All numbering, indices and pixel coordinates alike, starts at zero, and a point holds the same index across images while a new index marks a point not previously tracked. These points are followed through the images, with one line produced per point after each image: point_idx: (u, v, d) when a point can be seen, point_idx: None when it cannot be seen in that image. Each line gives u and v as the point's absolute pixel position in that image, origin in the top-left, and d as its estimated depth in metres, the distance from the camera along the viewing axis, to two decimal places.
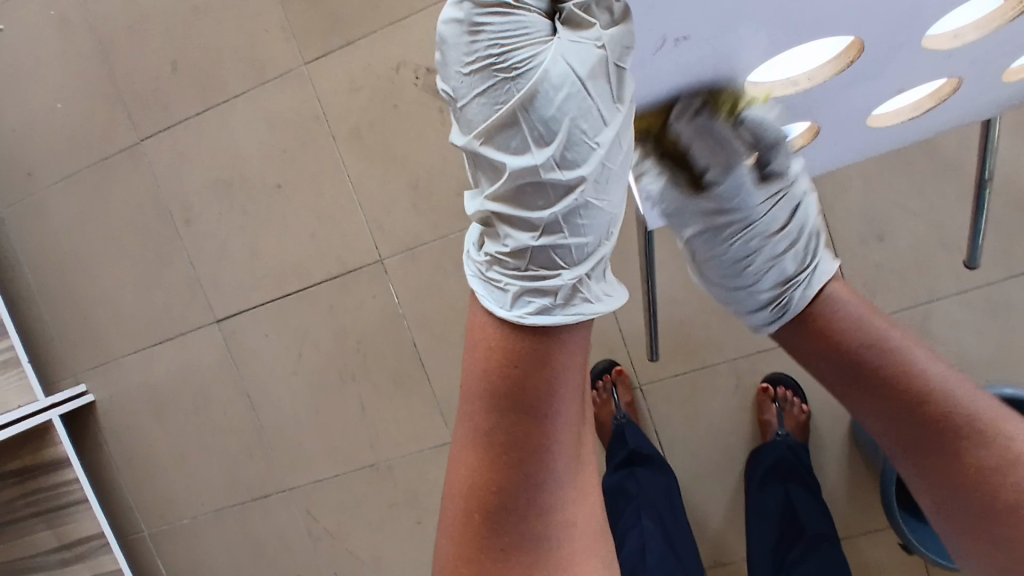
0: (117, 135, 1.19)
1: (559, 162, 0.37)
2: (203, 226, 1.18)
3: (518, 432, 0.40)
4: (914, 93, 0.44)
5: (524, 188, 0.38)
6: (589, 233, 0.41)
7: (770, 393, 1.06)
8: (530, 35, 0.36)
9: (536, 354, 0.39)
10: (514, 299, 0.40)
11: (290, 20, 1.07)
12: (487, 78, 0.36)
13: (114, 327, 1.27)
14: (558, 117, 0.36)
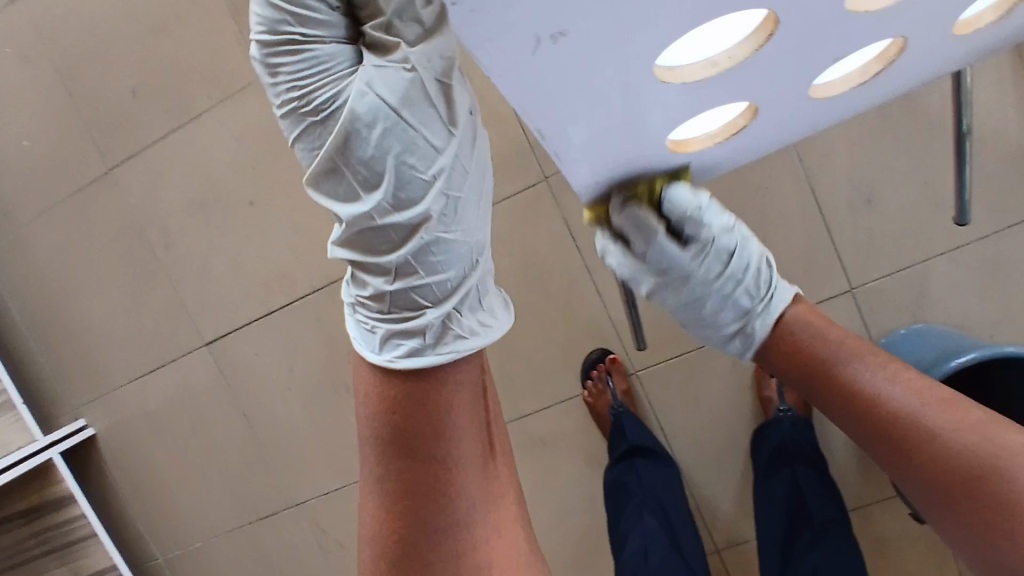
0: (87, 165, 1.17)
1: (394, 203, 0.42)
2: (181, 250, 1.16)
3: (412, 473, 0.46)
4: (857, 55, 0.41)
5: (365, 232, 0.44)
6: (449, 265, 0.46)
7: (768, 368, 1.05)
8: (332, 73, 0.40)
9: (416, 398, 0.46)
10: (383, 341, 0.47)
11: (245, 33, 1.05)
12: (304, 124, 0.41)
13: (107, 358, 1.26)
14: (379, 159, 0.40)
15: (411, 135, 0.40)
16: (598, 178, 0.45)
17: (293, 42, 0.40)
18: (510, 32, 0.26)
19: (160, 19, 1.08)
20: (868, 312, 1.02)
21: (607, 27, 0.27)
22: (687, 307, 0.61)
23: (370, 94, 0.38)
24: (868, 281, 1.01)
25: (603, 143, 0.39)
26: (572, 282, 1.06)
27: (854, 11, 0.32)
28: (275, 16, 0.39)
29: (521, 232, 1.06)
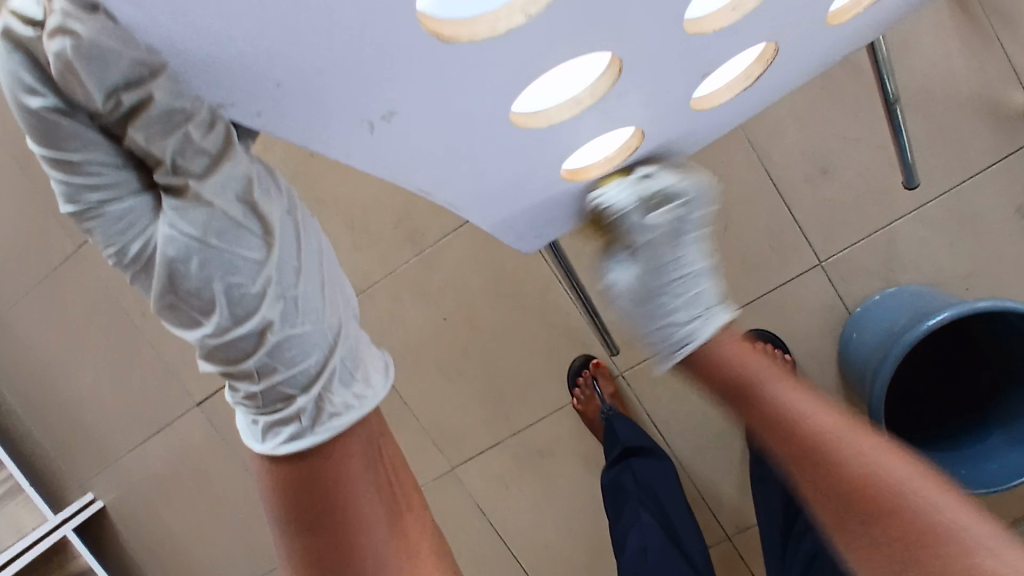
0: (57, 246, 1.19)
1: (234, 319, 0.43)
2: (160, 316, 1.18)
3: (322, 544, 0.50)
4: (727, 66, 0.49)
5: (218, 350, 0.44)
6: (310, 354, 0.46)
7: (751, 351, 1.04)
8: (136, 224, 0.41)
9: (309, 480, 0.49)
10: (265, 434, 0.48)
11: None
12: (133, 272, 0.43)
13: (103, 431, 1.27)
14: (205, 287, 0.41)
15: (231, 259, 0.41)
16: (518, 226, 0.55)
17: (84, 198, 0.40)
18: (337, 125, 0.34)
19: None
20: (842, 283, 1.02)
21: (428, 110, 0.35)
22: (654, 287, 0.63)
23: (175, 235, 0.40)
24: (836, 251, 1.01)
25: (498, 194, 0.47)
26: (544, 293, 1.07)
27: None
28: (67, 187, 0.39)
29: (487, 251, 1.07)
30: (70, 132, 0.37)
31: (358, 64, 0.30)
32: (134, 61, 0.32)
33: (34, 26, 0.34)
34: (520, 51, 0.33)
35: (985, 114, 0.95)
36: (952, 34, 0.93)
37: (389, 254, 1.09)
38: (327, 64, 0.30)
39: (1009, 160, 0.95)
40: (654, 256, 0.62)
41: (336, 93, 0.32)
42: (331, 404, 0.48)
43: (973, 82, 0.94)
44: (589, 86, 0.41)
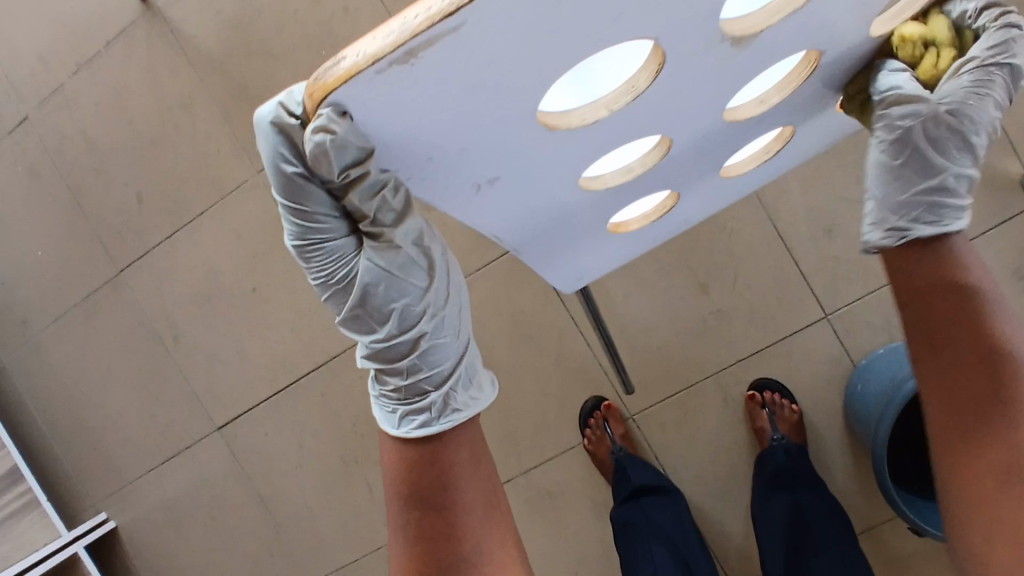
0: (97, 271, 1.25)
1: (399, 328, 0.52)
2: (191, 341, 1.23)
3: (429, 522, 0.58)
4: (754, 142, 0.60)
5: (382, 350, 0.54)
6: (444, 361, 0.55)
7: (758, 400, 1.07)
8: (342, 257, 0.51)
9: (425, 461, 0.58)
10: (401, 419, 0.57)
11: (238, 135, 1.15)
12: (331, 290, 0.52)
13: (123, 452, 1.30)
14: (386, 305, 0.51)
15: (406, 284, 0.51)
16: (566, 266, 0.62)
17: (308, 238, 0.50)
18: (456, 187, 0.43)
19: (159, 130, 1.19)
20: (847, 337, 1.06)
21: (522, 175, 0.44)
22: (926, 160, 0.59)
23: (373, 267, 0.49)
24: (841, 305, 1.06)
25: (552, 239, 0.56)
26: (561, 334, 1.12)
27: (742, 40, 0.39)
28: (297, 229, 0.49)
29: (508, 292, 1.13)
30: (307, 193, 0.46)
31: (488, 143, 0.39)
32: (364, 152, 0.38)
33: (297, 116, 0.41)
34: (601, 129, 0.42)
35: (981, 182, 1.01)
36: None
37: None
38: (471, 143, 0.38)
39: (1005, 226, 1.01)
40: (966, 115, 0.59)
41: (466, 165, 0.41)
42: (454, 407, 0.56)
43: None
44: (640, 159, 0.51)
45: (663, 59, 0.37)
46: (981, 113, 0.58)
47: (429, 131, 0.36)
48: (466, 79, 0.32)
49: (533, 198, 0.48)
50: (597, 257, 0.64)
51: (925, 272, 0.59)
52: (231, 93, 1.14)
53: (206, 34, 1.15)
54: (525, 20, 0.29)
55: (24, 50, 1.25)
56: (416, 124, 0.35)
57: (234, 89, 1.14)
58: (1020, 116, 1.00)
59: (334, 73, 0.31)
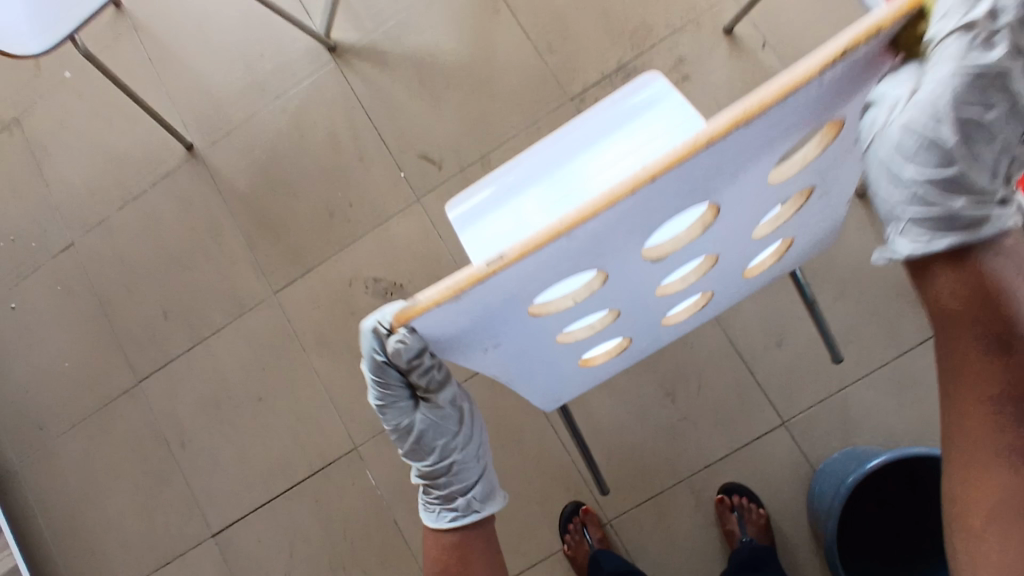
0: (119, 379, 1.36)
1: (440, 455, 0.69)
2: (197, 446, 1.31)
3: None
4: (682, 303, 0.73)
5: (428, 471, 0.70)
6: (472, 478, 0.71)
7: (727, 503, 1.13)
8: (405, 411, 0.67)
9: (468, 540, 0.74)
10: (439, 517, 0.73)
11: (260, 260, 1.32)
12: (396, 432, 0.68)
13: (118, 560, 1.33)
14: (431, 440, 0.68)
15: (447, 425, 0.68)
16: (539, 393, 0.74)
17: (385, 398, 0.65)
18: (468, 352, 0.55)
19: (191, 255, 1.36)
20: (804, 442, 1.15)
21: (516, 342, 0.57)
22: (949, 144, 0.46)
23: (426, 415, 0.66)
24: (796, 412, 1.16)
25: (532, 378, 0.68)
26: (542, 440, 1.21)
27: (659, 259, 0.52)
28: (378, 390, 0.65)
29: (493, 400, 1.23)
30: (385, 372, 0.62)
31: (496, 325, 0.51)
32: (419, 344, 0.51)
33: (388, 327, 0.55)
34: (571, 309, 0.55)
35: (908, 301, 1.15)
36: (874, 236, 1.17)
37: None
38: (487, 329, 0.51)
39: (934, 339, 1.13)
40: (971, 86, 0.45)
41: (486, 341, 0.53)
42: (477, 506, 0.72)
43: (895, 271, 1.16)
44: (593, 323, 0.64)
45: (607, 278, 0.50)
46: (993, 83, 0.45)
47: (461, 328, 0.48)
48: (494, 300, 0.44)
49: (524, 351, 0.60)
50: (565, 387, 0.76)
51: (954, 292, 0.49)
52: (258, 225, 1.33)
53: (241, 177, 1.35)
54: (537, 270, 0.42)
55: (80, 184, 1.44)
56: (451, 325, 0.47)
57: (261, 222, 1.33)
58: None
59: (410, 306, 0.43)
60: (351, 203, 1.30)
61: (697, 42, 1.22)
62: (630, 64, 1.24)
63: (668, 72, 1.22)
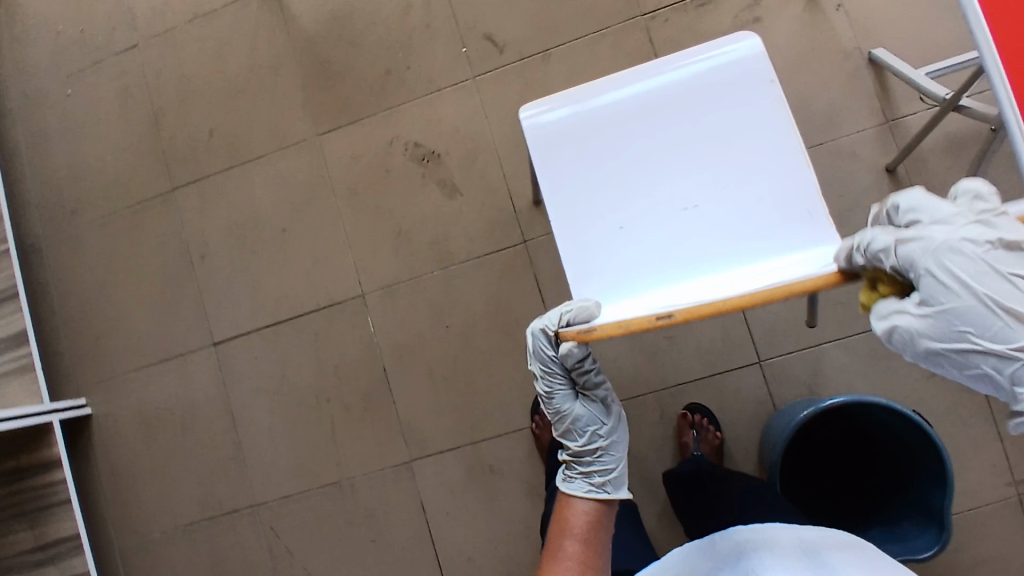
0: (156, 184, 1.43)
1: (589, 437, 0.83)
2: (216, 262, 1.39)
3: (598, 563, 0.77)
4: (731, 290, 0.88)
5: (578, 451, 0.84)
6: (613, 463, 0.83)
7: (688, 419, 1.22)
8: (563, 396, 0.83)
9: (602, 520, 0.83)
10: (580, 489, 0.83)
11: (311, 102, 1.37)
12: (554, 414, 0.84)
13: (120, 349, 1.41)
14: (583, 423, 0.83)
15: (596, 415, 0.84)
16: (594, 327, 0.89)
17: (550, 383, 0.83)
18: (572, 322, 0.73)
19: (246, 82, 1.40)
20: (772, 384, 1.23)
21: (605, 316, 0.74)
22: (982, 308, 0.54)
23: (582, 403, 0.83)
24: (772, 356, 1.24)
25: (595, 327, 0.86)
26: None
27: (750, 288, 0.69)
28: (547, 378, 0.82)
29: (497, 281, 1.28)
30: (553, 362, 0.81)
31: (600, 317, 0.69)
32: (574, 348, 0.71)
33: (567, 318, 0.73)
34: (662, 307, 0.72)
35: None
36: None
37: (418, 262, 1.31)
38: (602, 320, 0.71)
39: None
40: (953, 262, 0.54)
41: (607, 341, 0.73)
42: (615, 486, 0.83)
43: None
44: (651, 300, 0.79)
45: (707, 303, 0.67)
46: (965, 288, 0.54)
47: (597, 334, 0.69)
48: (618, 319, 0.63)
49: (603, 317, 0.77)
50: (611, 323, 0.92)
51: None
52: (315, 69, 1.38)
53: (309, 19, 1.39)
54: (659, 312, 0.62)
55: None
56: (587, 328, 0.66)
57: (319, 66, 1.38)
58: None
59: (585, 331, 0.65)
60: (409, 68, 1.34)
61: None
62: None
63: (740, 11, 1.25)
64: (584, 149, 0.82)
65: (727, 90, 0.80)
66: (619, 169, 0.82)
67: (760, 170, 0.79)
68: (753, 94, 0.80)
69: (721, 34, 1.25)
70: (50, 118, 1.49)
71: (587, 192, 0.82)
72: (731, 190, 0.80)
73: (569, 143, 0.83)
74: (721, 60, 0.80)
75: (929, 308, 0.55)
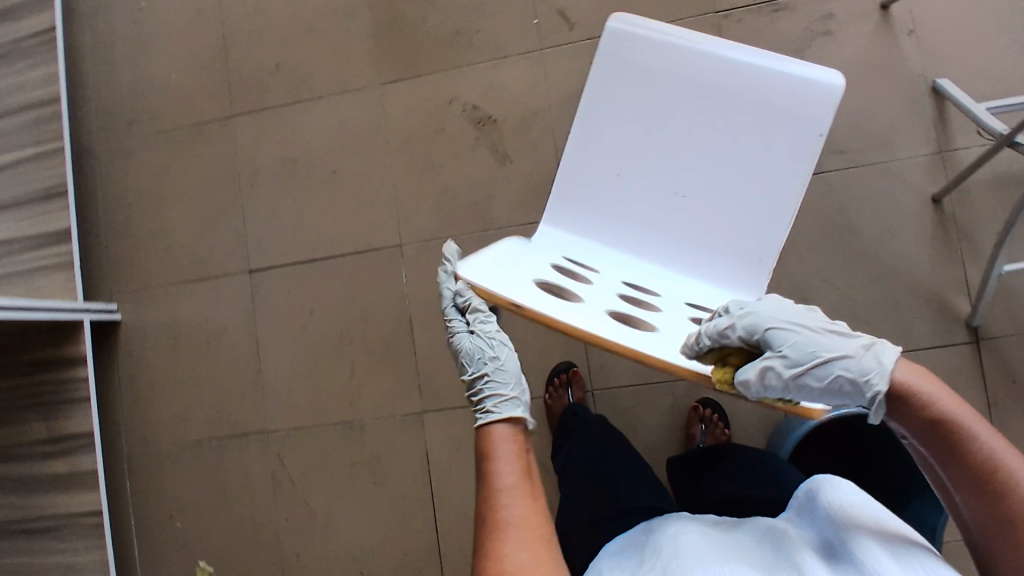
0: (215, 108, 1.46)
1: (482, 366, 0.79)
2: (262, 191, 1.42)
3: (529, 485, 0.67)
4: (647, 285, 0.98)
5: (474, 383, 0.79)
6: (507, 385, 0.76)
7: (698, 413, 1.24)
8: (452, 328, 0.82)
9: (520, 437, 0.73)
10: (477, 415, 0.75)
11: (378, 50, 1.40)
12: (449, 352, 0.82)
13: (156, 262, 1.45)
14: (475, 351, 0.80)
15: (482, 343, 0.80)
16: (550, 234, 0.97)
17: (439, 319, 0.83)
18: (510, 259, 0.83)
19: (317, 22, 1.43)
20: None
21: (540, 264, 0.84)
22: (806, 339, 0.66)
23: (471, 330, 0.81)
24: None
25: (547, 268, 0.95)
26: None
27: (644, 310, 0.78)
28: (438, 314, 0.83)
29: None
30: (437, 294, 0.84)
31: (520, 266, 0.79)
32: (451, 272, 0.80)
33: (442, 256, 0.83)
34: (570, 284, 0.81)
35: (935, 309, 1.21)
36: (930, 240, 1.22)
37: (459, 221, 1.34)
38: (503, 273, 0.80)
39: (944, 350, 1.20)
40: (776, 319, 0.67)
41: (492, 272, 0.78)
42: (511, 403, 0.74)
43: (935, 278, 1.21)
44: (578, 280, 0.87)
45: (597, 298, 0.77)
46: (788, 333, 0.66)
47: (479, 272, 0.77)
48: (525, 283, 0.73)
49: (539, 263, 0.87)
50: None
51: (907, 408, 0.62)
52: (387, 18, 1.40)
53: None
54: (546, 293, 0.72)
55: None
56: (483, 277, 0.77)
57: (391, 16, 1.40)
58: (979, 269, 1.21)
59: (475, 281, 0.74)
60: (479, 31, 1.37)
61: (850, 8, 1.27)
62: (782, 1, 1.28)
63: (812, 23, 1.27)
64: (640, 95, 0.87)
65: (784, 115, 0.84)
66: (652, 127, 0.87)
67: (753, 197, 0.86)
68: (799, 137, 0.84)
69: (791, 43, 1.27)
70: (122, 30, 1.52)
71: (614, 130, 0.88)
72: (716, 195, 0.87)
73: (632, 80, 0.86)
74: (804, 87, 0.83)
75: (776, 356, 0.65)
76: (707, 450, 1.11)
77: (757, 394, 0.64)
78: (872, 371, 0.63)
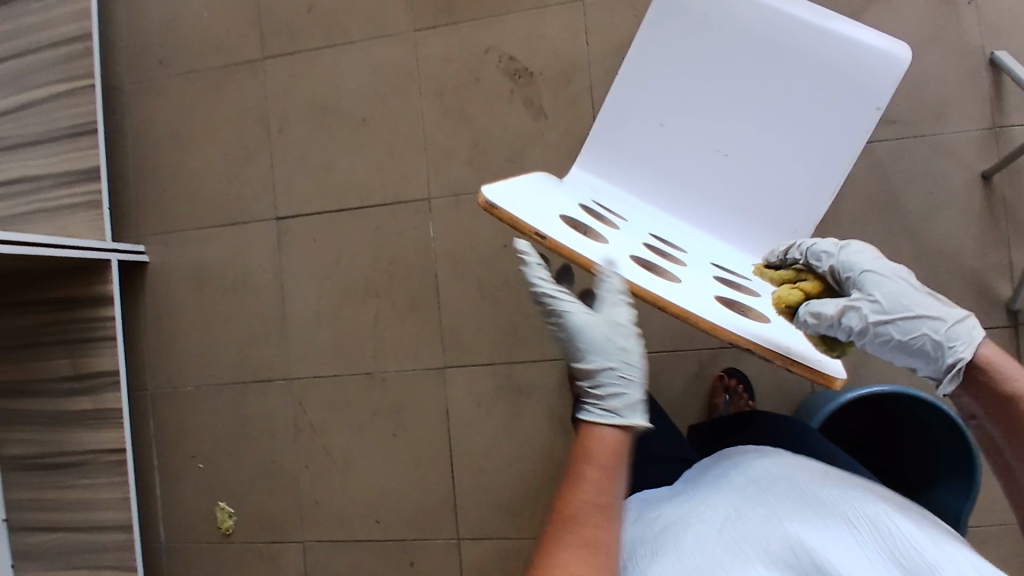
0: (247, 49, 1.43)
1: (601, 359, 0.72)
2: (292, 137, 1.40)
3: (620, 497, 0.61)
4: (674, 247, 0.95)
5: (590, 375, 0.71)
6: (629, 386, 0.69)
7: (722, 381, 1.23)
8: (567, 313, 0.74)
9: (625, 448, 0.65)
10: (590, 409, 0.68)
11: None
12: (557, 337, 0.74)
13: (184, 205, 1.44)
14: (596, 341, 0.72)
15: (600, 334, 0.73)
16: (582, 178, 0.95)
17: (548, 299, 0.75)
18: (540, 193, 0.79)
19: None
20: None
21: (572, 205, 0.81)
22: (905, 291, 0.68)
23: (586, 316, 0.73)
24: None
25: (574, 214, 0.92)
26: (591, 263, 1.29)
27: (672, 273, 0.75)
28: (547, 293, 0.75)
29: None
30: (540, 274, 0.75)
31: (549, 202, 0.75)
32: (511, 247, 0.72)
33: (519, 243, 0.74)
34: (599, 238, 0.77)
35: (975, 288, 1.18)
36: (976, 218, 1.18)
37: (490, 177, 1.31)
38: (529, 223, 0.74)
39: (981, 331, 1.17)
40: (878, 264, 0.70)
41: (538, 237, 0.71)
42: (636, 406, 0.68)
43: (978, 257, 1.18)
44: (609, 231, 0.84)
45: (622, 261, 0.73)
46: (886, 280, 0.68)
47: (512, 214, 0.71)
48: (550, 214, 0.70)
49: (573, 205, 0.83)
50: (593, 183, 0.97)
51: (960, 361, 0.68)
52: None
53: None
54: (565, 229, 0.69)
55: None
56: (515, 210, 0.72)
57: None
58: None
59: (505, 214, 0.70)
60: None
61: None
62: None
63: None
64: (695, 41, 0.83)
65: (840, 80, 0.80)
66: (703, 77, 0.84)
67: (797, 162, 0.83)
68: (853, 106, 0.80)
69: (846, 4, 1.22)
70: None
71: (662, 75, 0.85)
72: (759, 156, 0.84)
73: (688, 23, 0.83)
74: (866, 53, 0.79)
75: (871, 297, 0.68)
76: (732, 417, 1.08)
77: (840, 329, 0.67)
78: (959, 338, 0.66)
